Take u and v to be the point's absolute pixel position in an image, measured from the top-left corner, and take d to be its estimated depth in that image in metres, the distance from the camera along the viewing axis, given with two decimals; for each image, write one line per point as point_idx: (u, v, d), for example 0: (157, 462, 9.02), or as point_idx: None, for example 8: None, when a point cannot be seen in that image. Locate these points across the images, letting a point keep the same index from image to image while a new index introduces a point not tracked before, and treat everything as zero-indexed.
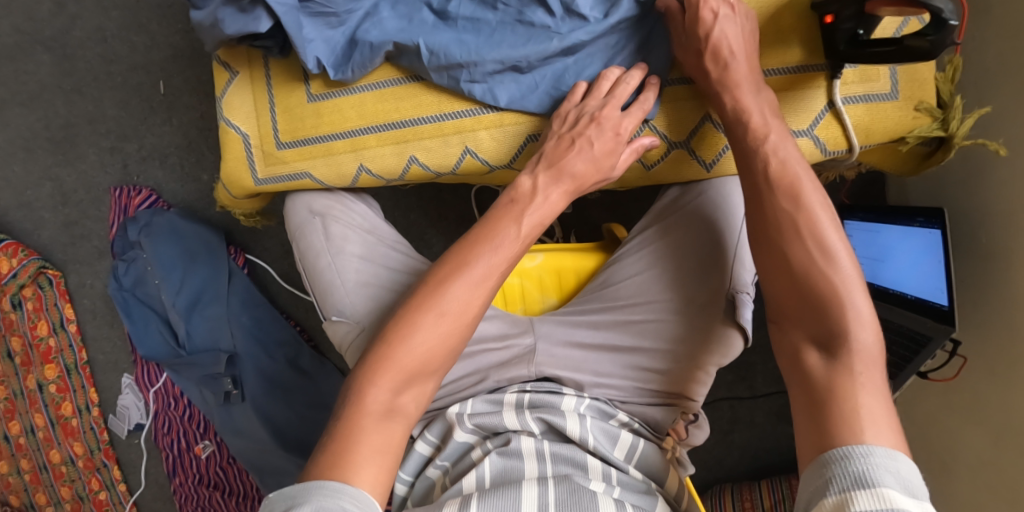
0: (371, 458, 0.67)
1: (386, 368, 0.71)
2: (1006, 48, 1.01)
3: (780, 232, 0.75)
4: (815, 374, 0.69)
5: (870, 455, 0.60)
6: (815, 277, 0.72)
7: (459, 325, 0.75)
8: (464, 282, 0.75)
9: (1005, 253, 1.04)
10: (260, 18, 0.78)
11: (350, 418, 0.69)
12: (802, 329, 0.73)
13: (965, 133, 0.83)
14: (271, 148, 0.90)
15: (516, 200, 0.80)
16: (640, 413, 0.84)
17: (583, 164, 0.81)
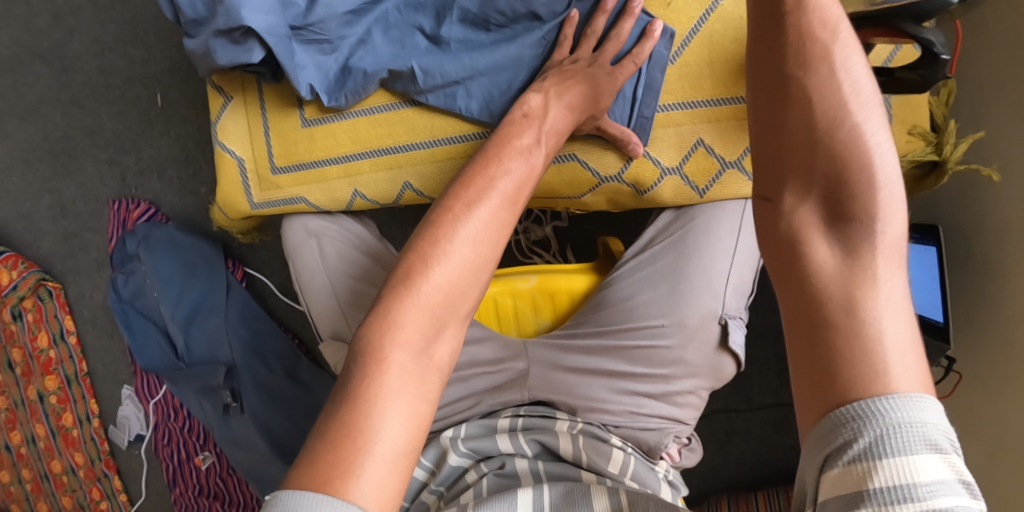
0: (389, 444, 0.55)
1: (407, 313, 0.60)
2: (1000, 64, 1.00)
3: (808, 150, 0.60)
4: (824, 281, 0.56)
5: (894, 412, 0.49)
6: (841, 178, 0.58)
7: (488, 250, 0.65)
8: (491, 199, 0.67)
9: (1000, 270, 1.04)
10: (253, 49, 0.78)
11: (371, 382, 0.57)
12: (814, 231, 0.59)
13: (958, 158, 0.83)
14: (266, 173, 0.90)
15: (527, 116, 0.75)
16: (634, 437, 0.83)
17: (581, 93, 0.77)
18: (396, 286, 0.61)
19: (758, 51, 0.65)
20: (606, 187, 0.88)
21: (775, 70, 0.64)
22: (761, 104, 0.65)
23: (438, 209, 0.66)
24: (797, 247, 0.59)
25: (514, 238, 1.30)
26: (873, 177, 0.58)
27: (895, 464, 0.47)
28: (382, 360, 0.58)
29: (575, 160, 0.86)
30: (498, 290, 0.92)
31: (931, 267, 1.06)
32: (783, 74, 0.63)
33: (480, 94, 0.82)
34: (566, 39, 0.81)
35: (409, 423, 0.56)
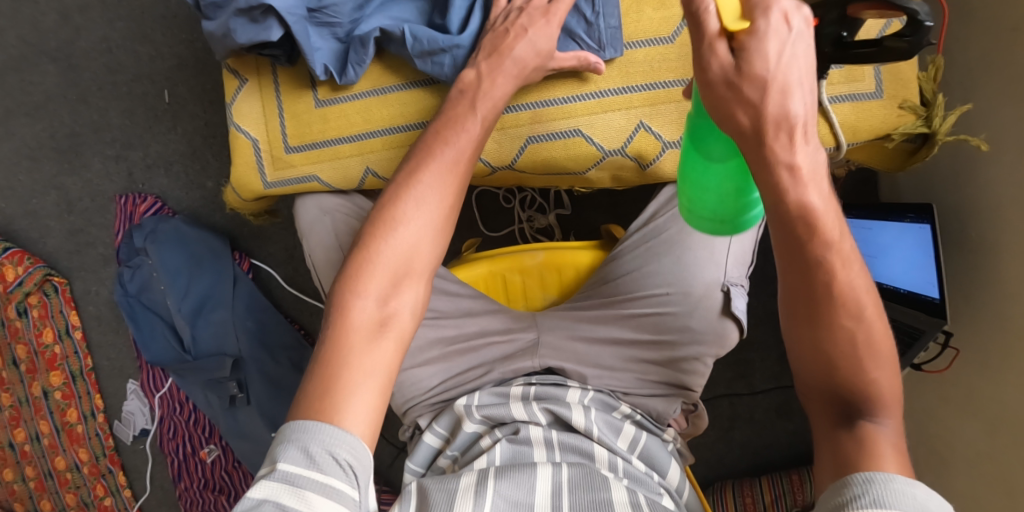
0: (361, 387, 0.67)
1: (368, 274, 0.72)
2: (989, 47, 1.05)
3: (830, 344, 0.68)
4: (850, 447, 0.66)
5: (889, 482, 0.61)
6: (847, 355, 0.68)
7: (436, 217, 0.76)
8: (435, 170, 0.77)
9: (994, 248, 1.08)
10: (272, 27, 0.80)
11: (341, 334, 0.69)
12: (834, 407, 0.69)
13: (947, 129, 0.88)
14: (279, 153, 0.92)
15: (464, 91, 0.81)
16: (642, 405, 0.87)
17: (524, 49, 0.81)
18: (360, 252, 0.73)
19: (793, 257, 0.65)
20: (611, 163, 0.89)
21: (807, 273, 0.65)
22: (790, 301, 0.69)
23: (390, 186, 0.78)
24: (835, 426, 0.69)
25: (518, 226, 1.32)
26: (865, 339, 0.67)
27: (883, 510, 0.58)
28: (350, 316, 0.70)
29: (579, 136, 0.87)
30: (506, 267, 0.96)
31: (925, 246, 1.10)
32: (812, 272, 0.65)
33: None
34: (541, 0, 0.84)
35: (378, 368, 0.69)
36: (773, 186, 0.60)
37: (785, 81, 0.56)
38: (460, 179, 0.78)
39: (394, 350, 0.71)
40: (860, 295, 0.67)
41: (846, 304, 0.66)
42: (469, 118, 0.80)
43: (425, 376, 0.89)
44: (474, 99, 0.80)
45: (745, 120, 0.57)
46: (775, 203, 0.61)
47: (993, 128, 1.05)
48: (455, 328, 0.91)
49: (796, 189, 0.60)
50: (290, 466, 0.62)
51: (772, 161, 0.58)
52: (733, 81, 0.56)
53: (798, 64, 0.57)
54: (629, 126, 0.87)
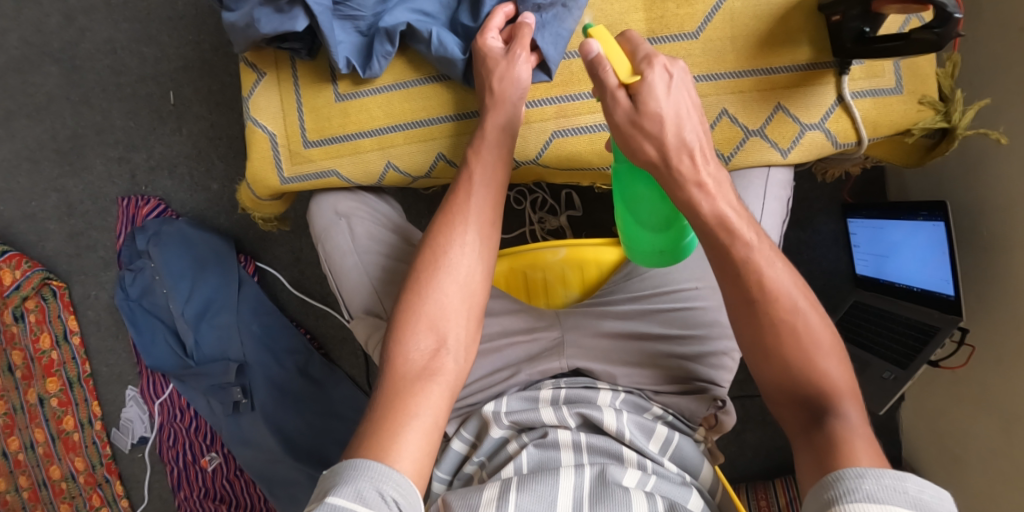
0: (416, 430, 0.67)
1: (411, 323, 0.74)
2: (1001, 43, 1.06)
3: (774, 340, 0.71)
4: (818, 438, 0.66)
5: (881, 476, 0.59)
6: (799, 359, 0.70)
7: (475, 267, 0.78)
8: (471, 222, 0.79)
9: (1005, 244, 1.09)
10: (298, 17, 0.79)
11: (390, 382, 0.71)
12: (799, 409, 0.69)
13: (967, 124, 0.87)
14: (297, 147, 0.90)
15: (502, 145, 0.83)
16: (674, 405, 0.84)
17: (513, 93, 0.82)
18: (403, 303, 0.76)
19: (716, 264, 0.74)
20: None
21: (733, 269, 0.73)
22: (731, 310, 0.74)
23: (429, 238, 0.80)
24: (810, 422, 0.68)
25: (529, 228, 1.32)
26: (804, 337, 0.70)
27: (879, 507, 0.57)
28: (399, 362, 0.72)
29: (605, 131, 0.87)
30: (526, 264, 0.95)
31: (937, 243, 1.12)
32: (741, 272, 0.73)
33: None
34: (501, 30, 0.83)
35: (429, 411, 0.69)
36: (685, 202, 0.75)
37: (676, 117, 0.75)
38: (495, 232, 0.81)
39: (441, 393, 0.71)
40: (792, 293, 0.72)
41: (777, 298, 0.71)
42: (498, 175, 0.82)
43: None
44: (481, 147, 0.82)
45: (653, 152, 0.75)
46: (691, 212, 0.75)
47: (1006, 123, 1.07)
48: None
49: (706, 198, 0.74)
50: (341, 500, 0.59)
51: (682, 179, 0.75)
52: (635, 120, 0.75)
53: (684, 104, 0.76)
54: None
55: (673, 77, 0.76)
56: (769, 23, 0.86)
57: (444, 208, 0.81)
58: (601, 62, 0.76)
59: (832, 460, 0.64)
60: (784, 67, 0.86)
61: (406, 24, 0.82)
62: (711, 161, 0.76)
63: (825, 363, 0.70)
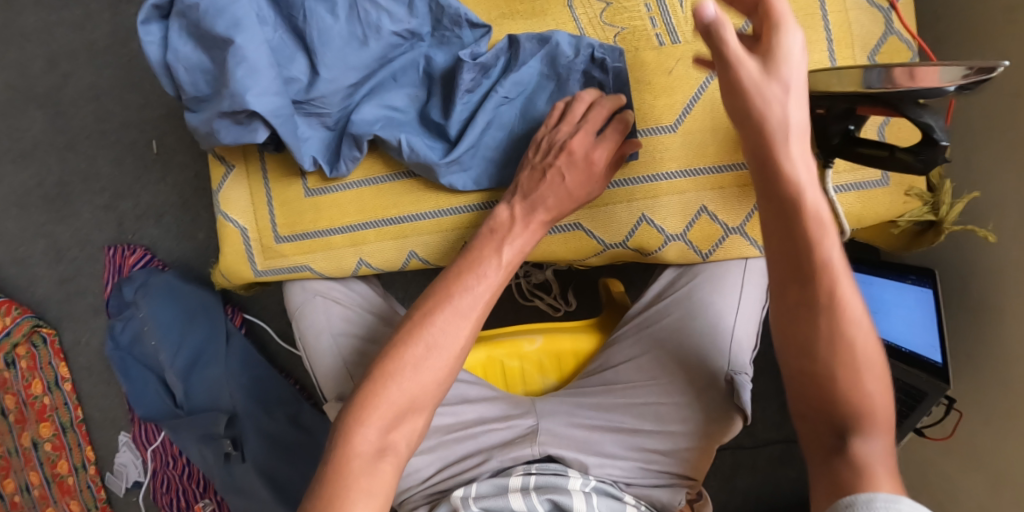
0: (360, 503, 0.67)
1: (375, 407, 0.71)
2: (993, 107, 1.03)
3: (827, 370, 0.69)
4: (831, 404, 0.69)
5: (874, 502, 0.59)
6: (840, 349, 0.68)
7: (449, 359, 0.74)
8: (450, 313, 0.75)
9: (997, 311, 1.06)
10: (258, 129, 0.77)
11: (339, 464, 0.68)
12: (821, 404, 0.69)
13: (954, 217, 0.85)
14: (269, 242, 0.89)
15: (494, 230, 0.80)
16: (647, 496, 0.86)
17: (555, 196, 0.79)
18: (370, 381, 0.72)
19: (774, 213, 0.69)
20: (611, 253, 0.87)
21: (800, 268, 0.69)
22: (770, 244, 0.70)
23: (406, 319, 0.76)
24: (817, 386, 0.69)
25: (515, 282, 1.31)
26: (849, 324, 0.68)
27: None
28: (350, 442, 0.69)
29: (579, 229, 0.86)
30: (504, 352, 0.95)
31: (926, 310, 1.10)
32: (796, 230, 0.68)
33: (474, 165, 0.82)
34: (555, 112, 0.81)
35: (374, 497, 0.68)
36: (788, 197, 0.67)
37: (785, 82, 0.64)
38: (478, 318, 0.76)
39: (390, 482, 0.69)
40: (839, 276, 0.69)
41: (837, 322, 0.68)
42: (494, 262, 0.78)
43: (420, 466, 0.87)
44: (504, 241, 0.79)
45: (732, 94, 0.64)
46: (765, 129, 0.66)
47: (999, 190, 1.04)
48: (454, 416, 0.90)
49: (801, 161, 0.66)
50: None
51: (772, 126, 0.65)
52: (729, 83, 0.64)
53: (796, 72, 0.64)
54: (631, 219, 0.84)
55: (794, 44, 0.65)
56: None
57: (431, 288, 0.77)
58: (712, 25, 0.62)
59: None
60: None
61: (374, 134, 0.80)
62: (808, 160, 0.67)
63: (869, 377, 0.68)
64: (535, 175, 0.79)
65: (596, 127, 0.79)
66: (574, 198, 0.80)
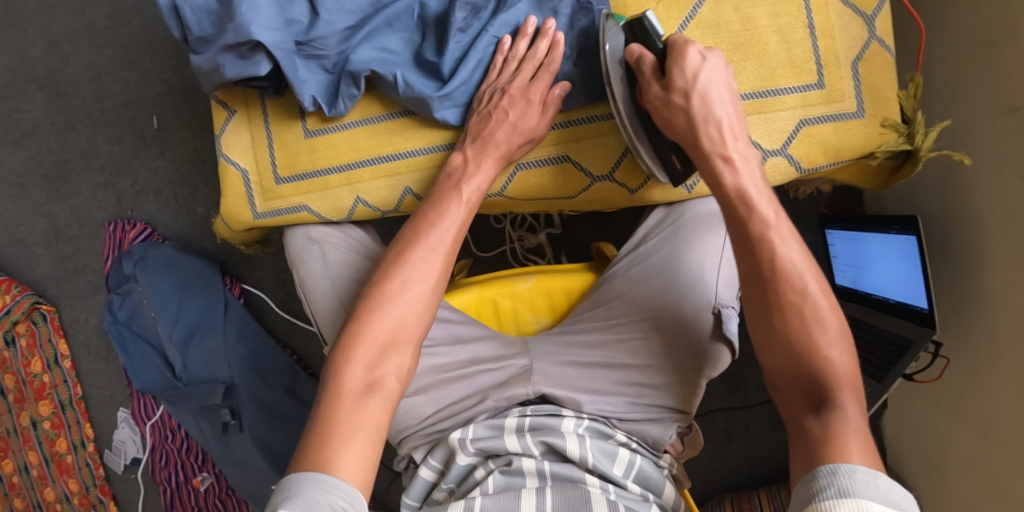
0: (354, 436, 0.70)
1: (360, 342, 0.75)
2: (966, 58, 1.07)
3: (781, 318, 0.74)
4: (810, 426, 0.70)
5: (853, 473, 0.63)
6: (805, 343, 0.73)
7: (424, 292, 0.79)
8: (422, 252, 0.80)
9: (979, 257, 1.09)
10: (261, 62, 0.81)
11: (333, 400, 0.72)
12: (802, 395, 0.72)
13: (929, 145, 0.89)
14: (269, 184, 0.93)
15: (452, 175, 0.85)
16: (637, 431, 0.89)
17: (504, 134, 0.83)
18: (355, 320, 0.76)
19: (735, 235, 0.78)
20: (599, 188, 0.91)
21: (746, 252, 0.77)
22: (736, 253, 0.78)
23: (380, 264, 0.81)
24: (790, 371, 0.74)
25: (508, 246, 1.33)
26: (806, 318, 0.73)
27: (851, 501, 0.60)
28: (341, 378, 0.73)
29: (568, 162, 0.90)
30: (497, 292, 0.97)
31: (910, 257, 1.13)
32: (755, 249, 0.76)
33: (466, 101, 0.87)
34: (504, 60, 0.85)
35: (368, 423, 0.71)
36: (712, 174, 0.79)
37: (704, 94, 0.78)
38: (446, 261, 0.81)
39: (383, 414, 0.73)
40: (805, 276, 0.74)
41: (790, 277, 0.74)
42: (455, 203, 0.83)
43: (417, 406, 0.89)
44: (460, 183, 0.84)
45: (681, 122, 0.79)
46: (716, 186, 0.78)
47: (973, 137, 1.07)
48: (448, 357, 0.91)
49: (732, 174, 0.77)
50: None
51: (709, 155, 0.79)
52: (666, 97, 0.80)
53: (717, 87, 0.78)
54: (614, 152, 0.88)
55: (707, 61, 0.79)
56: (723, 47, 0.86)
57: (402, 233, 0.82)
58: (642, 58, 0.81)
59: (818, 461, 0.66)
60: (743, 95, 0.86)
61: (371, 70, 0.83)
62: (736, 128, 0.79)
63: (824, 308, 0.73)
64: (481, 118, 0.84)
65: (533, 70, 0.84)
66: (521, 133, 0.84)
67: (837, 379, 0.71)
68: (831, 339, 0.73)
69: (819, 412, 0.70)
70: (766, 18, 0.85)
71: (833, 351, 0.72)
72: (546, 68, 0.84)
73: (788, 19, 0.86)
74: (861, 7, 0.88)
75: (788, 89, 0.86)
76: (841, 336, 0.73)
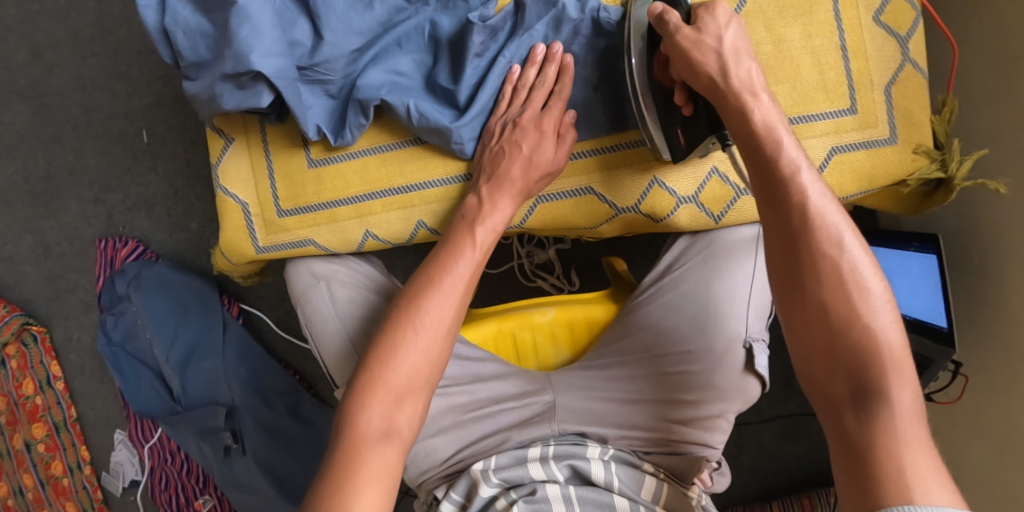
0: (371, 481, 0.66)
1: (375, 391, 0.71)
2: (987, 71, 1.03)
3: (814, 280, 0.66)
4: (848, 426, 0.62)
5: None
6: (846, 320, 0.65)
7: (438, 338, 0.75)
8: (437, 298, 0.76)
9: (1000, 274, 1.05)
10: (262, 92, 0.76)
11: (347, 448, 0.67)
12: (842, 379, 0.64)
13: (964, 174, 0.85)
14: (272, 216, 0.88)
15: (466, 215, 0.81)
16: (665, 464, 0.84)
17: (519, 169, 0.80)
18: (368, 369, 0.72)
19: (763, 186, 0.70)
20: (623, 218, 0.87)
21: (775, 198, 0.69)
22: (762, 216, 0.71)
23: (395, 309, 0.77)
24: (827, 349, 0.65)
25: (517, 262, 1.28)
26: (845, 288, 0.65)
27: None
28: (355, 428, 0.69)
29: (591, 194, 0.85)
30: (515, 325, 0.94)
31: (932, 276, 1.08)
32: (785, 205, 0.68)
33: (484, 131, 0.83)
34: (519, 88, 0.81)
35: (382, 473, 0.67)
36: (736, 110, 0.71)
37: (724, 52, 0.71)
38: (461, 306, 0.77)
39: (398, 463, 0.69)
40: (840, 231, 0.67)
41: (823, 230, 0.66)
42: (470, 244, 0.79)
43: (437, 447, 0.86)
44: (475, 223, 0.80)
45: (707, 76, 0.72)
46: (738, 124, 0.71)
47: (994, 149, 1.03)
48: (468, 396, 0.88)
49: (759, 106, 0.71)
50: None
51: (732, 101, 0.71)
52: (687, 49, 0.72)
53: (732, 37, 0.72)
54: (641, 183, 0.84)
55: (723, 23, 0.72)
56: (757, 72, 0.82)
57: (419, 276, 0.78)
58: (667, 15, 0.74)
59: (868, 479, 0.58)
60: None
61: (381, 98, 0.78)
62: (754, 65, 0.72)
63: (865, 267, 0.66)
64: (493, 153, 0.81)
65: (541, 100, 0.81)
66: (538, 168, 0.80)
67: (882, 357, 0.63)
68: (871, 304, 0.65)
69: (858, 404, 0.62)
70: (799, 39, 0.82)
71: (877, 318, 0.64)
72: (558, 95, 0.80)
73: (820, 40, 0.83)
74: (895, 27, 0.84)
75: (818, 115, 0.83)
76: (886, 296, 0.65)
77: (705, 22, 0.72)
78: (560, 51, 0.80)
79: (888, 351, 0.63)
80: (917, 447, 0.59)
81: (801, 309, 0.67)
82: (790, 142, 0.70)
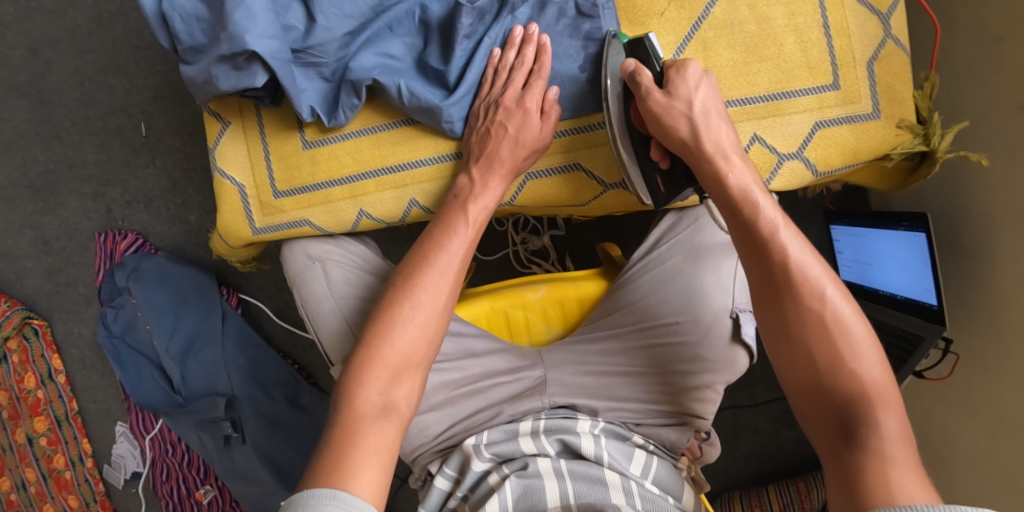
0: (369, 459, 0.66)
1: (372, 367, 0.72)
2: (973, 51, 1.05)
3: (800, 329, 0.69)
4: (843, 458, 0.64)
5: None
6: (837, 370, 0.67)
7: (434, 315, 0.76)
8: (432, 277, 0.77)
9: (987, 252, 1.06)
10: (257, 73, 0.77)
11: (346, 423, 0.68)
12: (834, 420, 0.66)
13: (946, 146, 0.87)
14: (267, 198, 0.90)
15: (459, 195, 0.83)
16: (655, 435, 0.87)
17: (508, 149, 0.81)
18: (365, 347, 0.73)
19: (746, 245, 0.73)
20: (611, 195, 0.88)
21: (759, 263, 0.72)
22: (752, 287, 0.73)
23: (390, 290, 0.78)
24: (819, 382, 0.68)
25: (512, 249, 1.30)
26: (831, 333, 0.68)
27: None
28: (354, 404, 0.70)
29: (579, 171, 0.87)
30: (508, 303, 0.95)
31: (920, 255, 1.09)
32: (767, 258, 0.71)
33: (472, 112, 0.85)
34: (503, 70, 0.83)
35: (381, 447, 0.67)
36: (712, 174, 0.75)
37: (702, 112, 0.76)
38: (454, 285, 0.79)
39: (396, 437, 0.69)
40: (819, 282, 0.69)
41: (806, 285, 0.69)
42: (463, 223, 0.81)
43: (430, 423, 0.87)
44: (467, 202, 0.82)
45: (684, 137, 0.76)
46: (714, 186, 0.75)
47: (980, 127, 1.05)
48: (460, 371, 0.89)
49: (732, 170, 0.75)
50: None
51: (708, 171, 0.76)
52: (661, 115, 0.77)
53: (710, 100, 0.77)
54: None
55: (700, 87, 0.77)
56: (743, 51, 0.84)
57: (413, 257, 0.80)
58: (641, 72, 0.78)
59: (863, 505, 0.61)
60: (758, 97, 0.84)
61: (373, 79, 0.80)
62: (730, 131, 0.77)
63: (846, 312, 0.68)
64: (481, 135, 0.82)
65: (523, 80, 0.82)
66: (525, 146, 0.82)
67: (869, 394, 0.66)
68: (856, 349, 0.67)
69: (850, 438, 0.64)
70: (782, 18, 0.84)
71: (863, 362, 0.67)
72: (537, 74, 0.82)
73: (803, 18, 0.84)
74: (877, 5, 0.86)
75: (802, 91, 0.85)
76: (869, 337, 0.68)
77: (679, 77, 0.77)
78: (537, 32, 0.82)
79: (874, 391, 0.66)
80: (907, 481, 0.62)
81: (796, 362, 0.69)
82: (765, 196, 0.74)
